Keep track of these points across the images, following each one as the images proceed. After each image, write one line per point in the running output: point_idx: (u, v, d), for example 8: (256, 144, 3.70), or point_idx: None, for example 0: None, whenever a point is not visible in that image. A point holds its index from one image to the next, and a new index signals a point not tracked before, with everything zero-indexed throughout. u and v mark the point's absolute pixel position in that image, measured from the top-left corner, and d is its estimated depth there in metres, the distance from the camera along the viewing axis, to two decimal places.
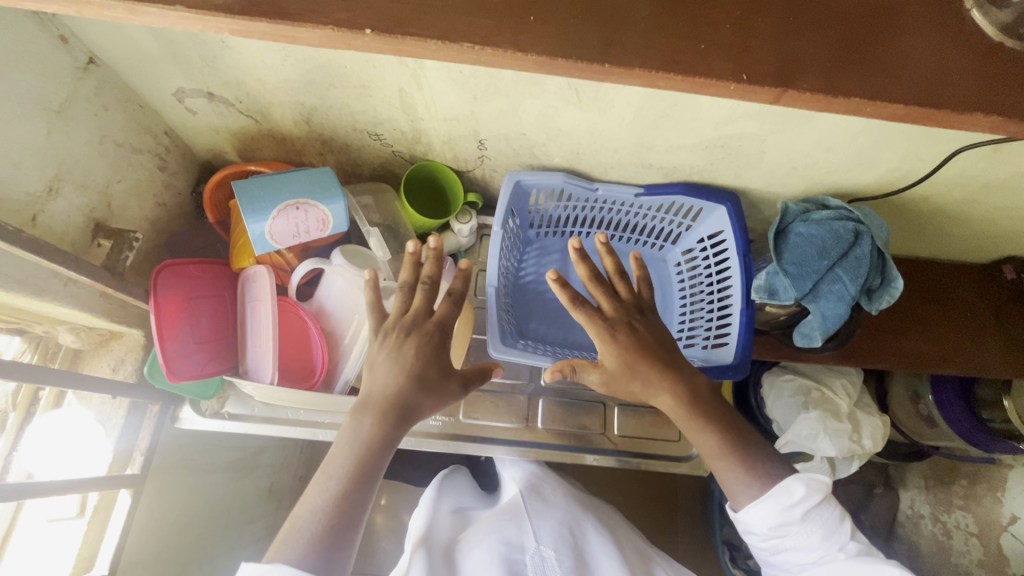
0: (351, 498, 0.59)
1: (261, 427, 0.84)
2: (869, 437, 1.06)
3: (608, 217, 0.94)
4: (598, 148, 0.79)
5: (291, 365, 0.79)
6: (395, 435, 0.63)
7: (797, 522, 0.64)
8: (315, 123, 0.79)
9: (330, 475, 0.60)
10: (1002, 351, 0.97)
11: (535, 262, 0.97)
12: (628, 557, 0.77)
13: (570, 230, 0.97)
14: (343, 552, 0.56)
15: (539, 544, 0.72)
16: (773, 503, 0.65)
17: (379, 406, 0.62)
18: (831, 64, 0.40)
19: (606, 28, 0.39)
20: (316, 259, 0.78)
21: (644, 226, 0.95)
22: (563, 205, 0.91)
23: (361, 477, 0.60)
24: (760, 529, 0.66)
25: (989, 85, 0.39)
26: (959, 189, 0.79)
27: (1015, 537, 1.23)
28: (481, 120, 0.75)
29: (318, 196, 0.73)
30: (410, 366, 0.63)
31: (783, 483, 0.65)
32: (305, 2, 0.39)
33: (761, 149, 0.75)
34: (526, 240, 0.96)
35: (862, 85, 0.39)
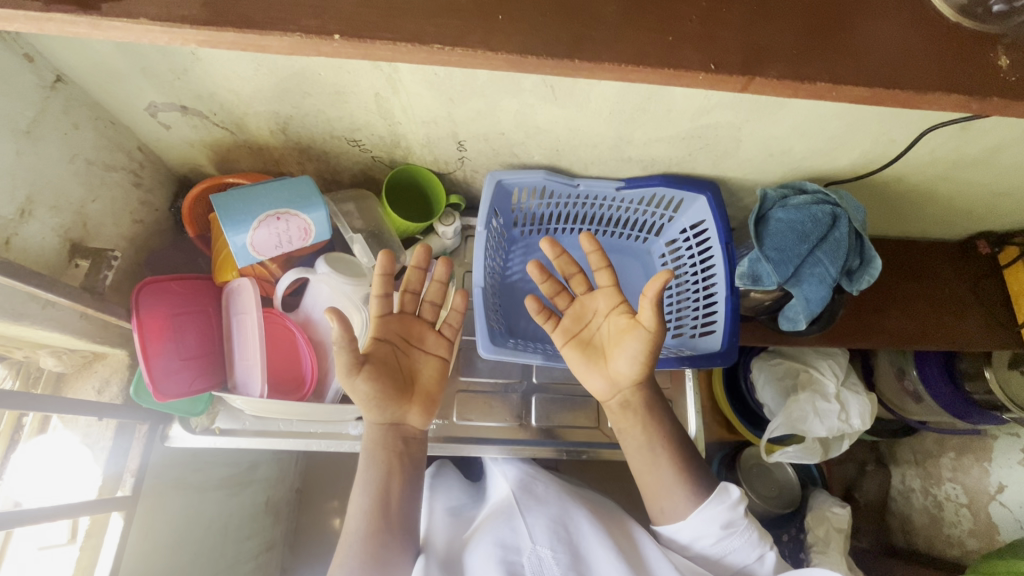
0: (382, 519, 0.70)
1: (253, 441, 0.82)
2: (856, 415, 1.07)
3: (591, 213, 0.95)
4: (577, 144, 0.80)
5: (280, 376, 0.78)
6: (404, 457, 0.73)
7: (736, 523, 0.72)
8: (292, 132, 0.79)
9: (356, 504, 0.70)
10: (980, 325, 1.00)
11: (520, 259, 0.97)
12: (622, 543, 0.76)
13: (554, 227, 0.97)
14: (391, 560, 0.68)
15: (534, 543, 0.72)
16: (720, 505, 0.71)
17: (382, 433, 0.72)
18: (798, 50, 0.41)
19: (576, 26, 0.40)
20: (300, 269, 0.78)
21: (627, 220, 0.96)
22: (545, 203, 0.92)
23: (383, 504, 0.70)
24: (709, 534, 0.71)
25: (951, 65, 0.41)
26: (930, 168, 0.80)
27: (1002, 505, 1.26)
28: (459, 121, 0.75)
29: (299, 205, 0.72)
30: (371, 392, 0.69)
31: (726, 487, 0.72)
32: (272, 8, 0.38)
33: (737, 137, 0.76)
34: (511, 239, 0.97)
35: (832, 69, 0.40)
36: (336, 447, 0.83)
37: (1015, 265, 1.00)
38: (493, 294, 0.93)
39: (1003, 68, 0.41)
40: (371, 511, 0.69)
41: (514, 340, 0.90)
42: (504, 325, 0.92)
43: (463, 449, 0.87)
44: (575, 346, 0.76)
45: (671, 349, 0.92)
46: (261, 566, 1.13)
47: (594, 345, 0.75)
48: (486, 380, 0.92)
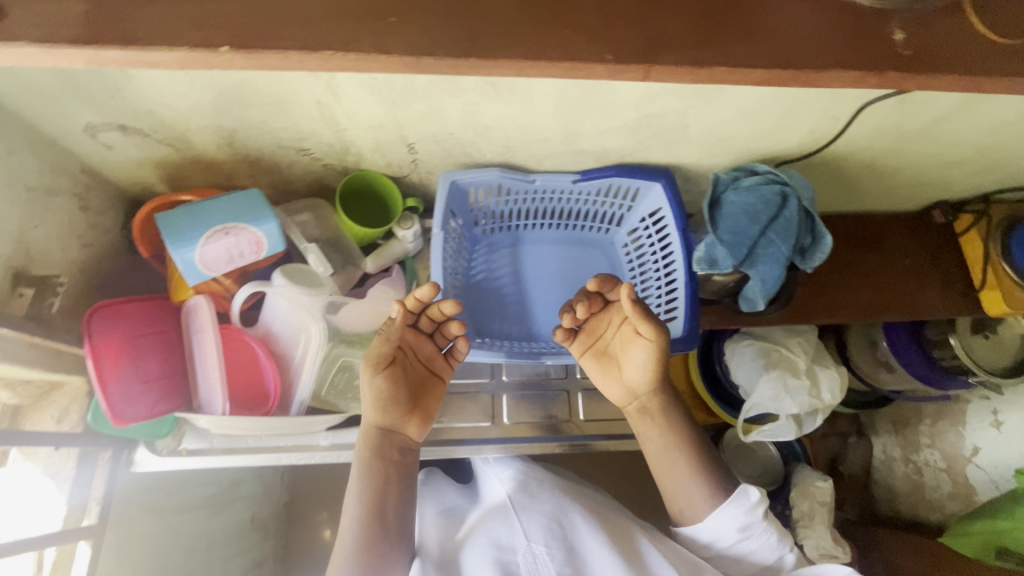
0: (376, 523, 0.72)
1: (223, 459, 0.82)
2: (827, 390, 1.09)
3: (551, 207, 0.95)
4: (528, 140, 0.80)
5: (242, 393, 0.77)
6: (397, 465, 0.76)
7: (756, 525, 0.74)
8: (239, 145, 0.77)
9: (350, 509, 0.73)
10: (940, 293, 1.02)
11: (484, 258, 0.97)
12: (619, 540, 0.74)
13: (516, 224, 0.97)
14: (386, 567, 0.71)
15: (529, 541, 0.70)
16: (737, 507, 0.73)
17: (379, 436, 0.76)
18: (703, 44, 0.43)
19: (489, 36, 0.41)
20: (257, 283, 0.77)
21: (587, 212, 0.96)
22: (504, 200, 0.92)
23: (375, 510, 0.73)
24: (726, 535, 0.74)
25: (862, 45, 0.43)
26: (878, 143, 0.82)
27: (978, 467, 1.30)
28: (406, 124, 0.74)
29: (247, 219, 0.71)
30: (381, 396, 0.74)
31: (745, 488, 0.75)
32: (158, 24, 0.40)
33: (685, 123, 0.76)
34: (473, 239, 0.96)
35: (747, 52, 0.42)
36: (307, 460, 0.83)
37: (970, 234, 1.02)
38: (458, 295, 0.93)
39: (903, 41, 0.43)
40: (364, 517, 0.72)
41: (481, 341, 0.91)
42: (471, 326, 0.92)
43: (439, 451, 0.87)
44: (592, 357, 0.80)
45: None
46: None
47: (610, 354, 0.80)
48: (456, 380, 0.92)
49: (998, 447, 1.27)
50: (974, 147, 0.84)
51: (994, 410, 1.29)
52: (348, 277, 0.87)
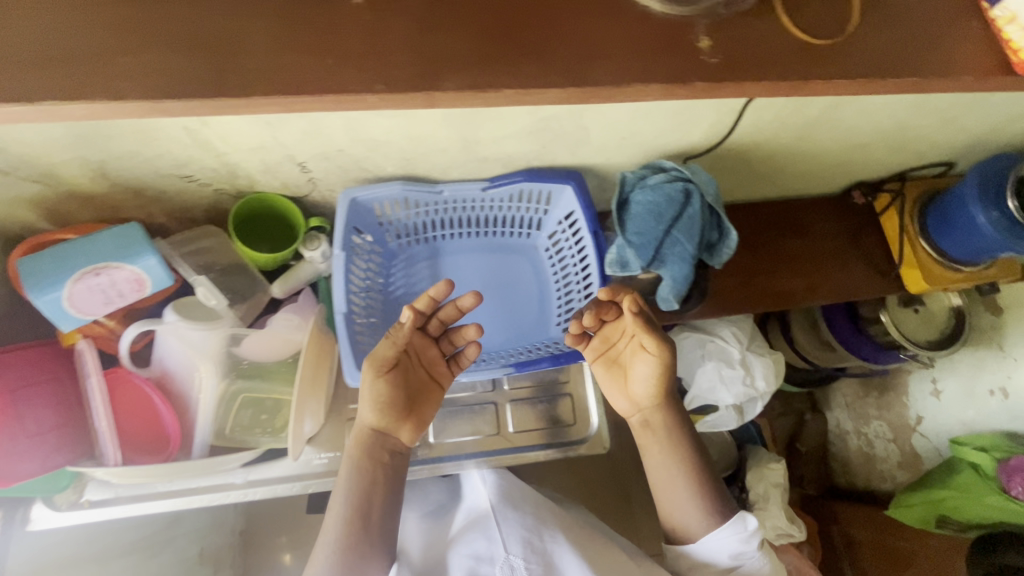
0: (360, 527, 0.72)
1: (130, 508, 0.78)
2: (762, 377, 1.09)
3: (466, 216, 0.92)
4: (426, 151, 0.77)
5: (140, 439, 0.74)
6: (386, 470, 0.76)
7: (748, 556, 0.76)
8: (114, 176, 0.73)
9: (336, 510, 0.73)
10: (863, 274, 1.03)
11: (403, 272, 0.94)
12: (595, 557, 0.77)
13: (434, 234, 0.94)
14: None
15: (508, 553, 0.72)
16: (732, 533, 0.76)
17: (372, 440, 0.75)
18: (535, 71, 0.48)
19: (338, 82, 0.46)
20: (146, 321, 0.72)
21: (504, 218, 0.94)
22: (414, 212, 0.89)
23: (360, 513, 0.73)
24: (716, 559, 0.76)
25: (661, 58, 0.49)
26: (783, 131, 0.81)
27: (923, 436, 1.32)
28: (290, 143, 0.70)
29: (123, 256, 0.66)
30: (379, 401, 0.73)
31: (742, 517, 0.77)
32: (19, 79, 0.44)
33: (583, 124, 0.74)
34: (390, 253, 0.93)
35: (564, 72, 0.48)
36: (221, 500, 0.80)
37: (887, 213, 1.03)
38: (374, 314, 0.89)
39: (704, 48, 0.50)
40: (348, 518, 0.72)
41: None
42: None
43: None
44: (603, 365, 0.81)
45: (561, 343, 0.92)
46: None
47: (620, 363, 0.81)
48: None
49: (940, 415, 1.28)
50: (877, 128, 0.84)
51: (933, 378, 1.29)
52: (256, 303, 0.84)
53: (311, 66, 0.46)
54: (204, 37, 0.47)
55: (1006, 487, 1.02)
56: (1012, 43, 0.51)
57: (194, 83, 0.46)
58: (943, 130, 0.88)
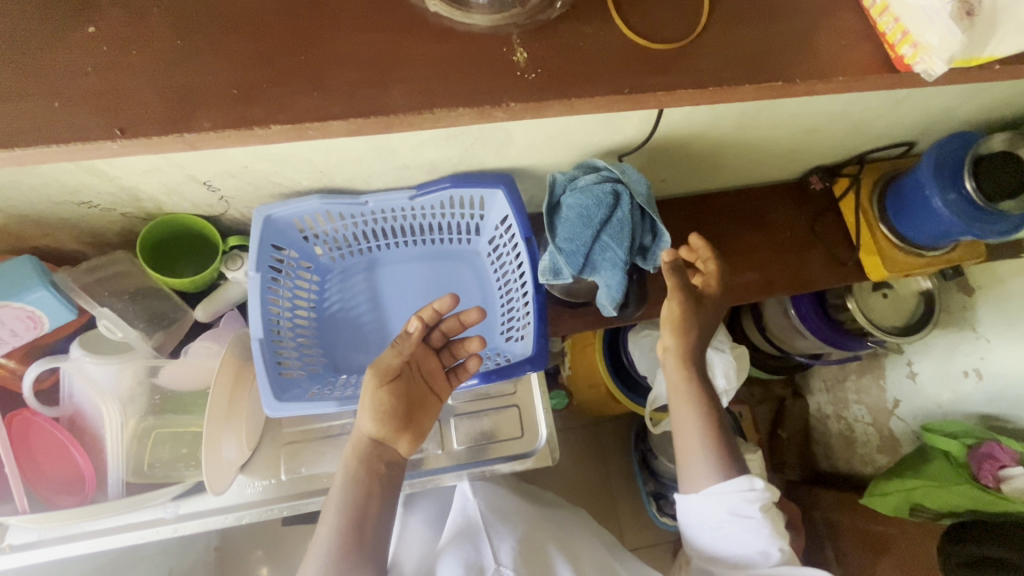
0: (354, 547, 0.63)
1: (57, 550, 0.73)
2: (721, 375, 1.07)
3: (399, 225, 0.88)
4: (340, 162, 0.72)
5: (57, 480, 0.70)
6: (381, 485, 0.67)
7: (750, 517, 0.69)
8: (5, 208, 0.68)
9: (326, 530, 0.63)
10: (823, 263, 0.98)
11: (337, 287, 0.89)
12: (585, 568, 0.80)
13: (368, 246, 0.90)
14: None
15: (498, 564, 0.74)
16: (735, 491, 0.69)
17: (368, 454, 0.67)
18: (373, 93, 0.45)
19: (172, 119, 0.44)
20: (47, 358, 0.68)
21: (440, 225, 0.89)
22: (342, 224, 0.84)
23: (356, 530, 0.64)
24: (713, 512, 0.70)
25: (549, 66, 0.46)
26: (721, 120, 0.76)
27: (900, 420, 1.29)
28: (185, 163, 0.66)
29: (9, 293, 0.62)
30: (379, 408, 0.66)
31: (753, 478, 0.70)
32: None
33: (502, 127, 0.69)
34: (322, 268, 0.89)
35: (418, 84, 0.45)
36: (152, 536, 0.74)
37: (846, 198, 0.99)
38: (305, 332, 0.85)
39: (519, 65, 0.46)
40: (341, 540, 0.63)
41: (333, 379, 0.84)
42: (326, 363, 0.86)
43: (303, 504, 0.78)
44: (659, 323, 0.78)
45: (502, 354, 0.87)
46: None
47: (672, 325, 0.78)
48: (318, 422, 0.82)
49: (915, 398, 1.24)
50: (821, 113, 0.79)
51: (909, 361, 1.26)
52: (176, 329, 0.80)
53: (86, 124, 0.43)
54: (45, 71, 0.43)
55: (977, 476, 0.99)
56: (888, 39, 0.48)
57: (26, 129, 0.42)
58: (894, 111, 0.83)
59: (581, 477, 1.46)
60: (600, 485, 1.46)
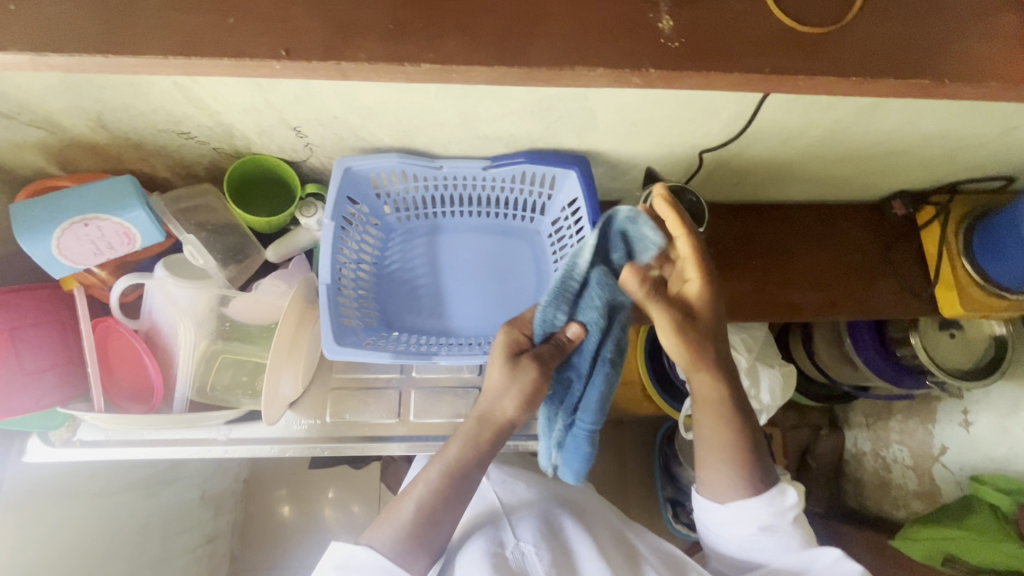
0: (442, 498, 0.68)
1: (117, 452, 0.79)
2: (766, 392, 1.05)
3: (467, 194, 0.89)
4: (423, 125, 0.74)
5: (130, 386, 0.76)
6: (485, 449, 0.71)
7: (781, 528, 0.70)
8: (113, 127, 0.73)
9: (425, 480, 0.69)
10: (893, 290, 0.94)
11: (400, 247, 0.92)
12: (603, 543, 0.79)
13: (434, 211, 0.92)
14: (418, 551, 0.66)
15: (519, 540, 0.75)
16: (768, 505, 0.69)
17: (487, 421, 0.70)
18: (509, 48, 0.44)
19: (329, 50, 0.44)
20: (136, 275, 0.73)
21: (506, 200, 0.90)
22: (414, 186, 0.87)
23: (452, 488, 0.69)
24: (745, 525, 0.70)
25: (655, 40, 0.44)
26: (812, 128, 0.74)
27: (944, 467, 1.23)
28: (282, 106, 0.69)
29: (109, 207, 0.67)
30: (513, 384, 0.68)
31: (785, 489, 0.71)
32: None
33: (588, 107, 0.69)
34: (387, 227, 0.92)
35: (542, 46, 0.44)
36: (203, 454, 0.79)
37: (930, 227, 0.94)
38: (365, 286, 0.88)
39: (668, 30, 0.45)
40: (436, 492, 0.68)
41: (386, 335, 0.87)
42: (381, 319, 0.88)
43: (344, 448, 0.81)
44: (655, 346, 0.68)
45: None
46: (200, 558, 1.26)
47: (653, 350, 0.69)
48: (365, 372, 0.85)
49: (967, 448, 1.18)
50: (919, 134, 0.76)
51: (965, 409, 1.20)
52: (248, 265, 0.84)
53: (256, 42, 0.44)
54: None
55: None
56: None
57: (152, 34, 0.43)
58: (998, 141, 0.79)
59: (598, 472, 1.46)
60: (617, 483, 1.46)
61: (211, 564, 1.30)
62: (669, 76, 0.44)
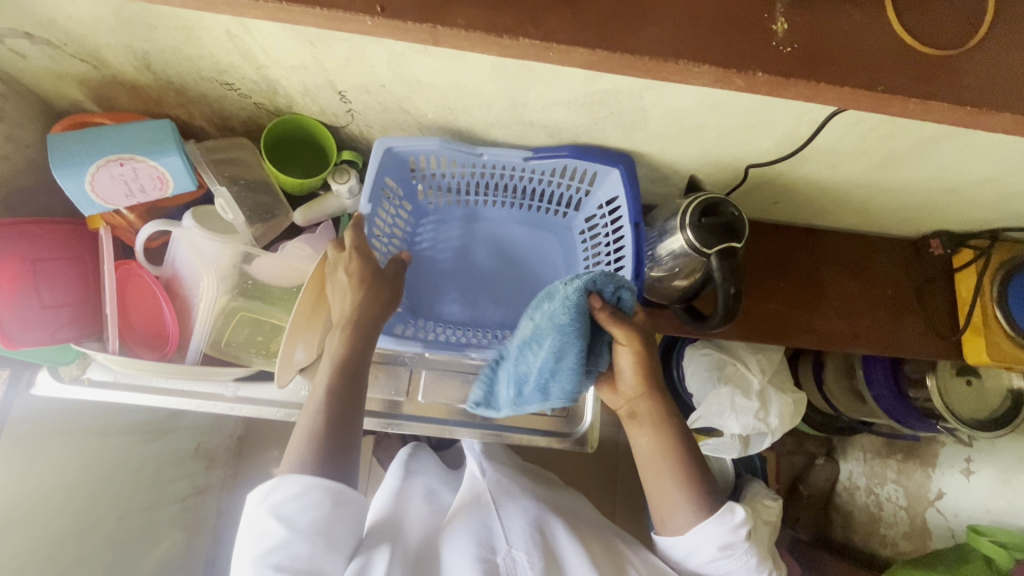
0: (339, 400, 0.66)
1: (123, 395, 0.79)
2: (776, 415, 1.03)
3: (501, 182, 0.88)
4: (469, 104, 0.72)
5: (145, 333, 0.76)
6: (359, 336, 0.69)
7: (742, 549, 0.72)
8: (157, 69, 0.71)
9: (316, 389, 0.67)
10: (919, 330, 0.93)
11: (430, 229, 0.91)
12: (595, 555, 0.77)
13: (468, 196, 0.91)
14: (338, 462, 0.64)
15: (510, 546, 0.73)
16: (719, 526, 0.70)
17: (346, 318, 0.69)
18: (592, 27, 0.42)
19: (424, 10, 0.42)
20: (162, 222, 0.73)
21: (541, 192, 0.89)
22: (450, 170, 0.86)
23: (343, 390, 0.67)
24: (703, 550, 0.72)
25: (744, 39, 0.42)
26: (865, 156, 0.72)
27: (939, 512, 1.22)
28: (330, 68, 0.67)
29: (145, 150, 0.65)
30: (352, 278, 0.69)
31: (739, 510, 0.71)
32: None
33: (642, 107, 0.68)
34: (418, 208, 0.91)
35: (633, 31, 0.42)
36: (209, 407, 0.79)
37: (966, 271, 0.92)
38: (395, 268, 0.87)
39: (778, 34, 0.42)
40: (334, 396, 0.66)
41: (412, 321, 0.86)
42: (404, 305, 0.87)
43: None
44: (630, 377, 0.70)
45: None
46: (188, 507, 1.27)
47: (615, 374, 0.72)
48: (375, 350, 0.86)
49: (964, 497, 1.17)
50: (973, 176, 0.74)
51: (967, 457, 1.18)
52: (275, 225, 0.83)
53: None
54: None
55: None
56: None
57: None
58: None
59: (589, 473, 1.46)
60: (607, 487, 1.45)
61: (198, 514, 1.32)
62: (745, 82, 0.42)
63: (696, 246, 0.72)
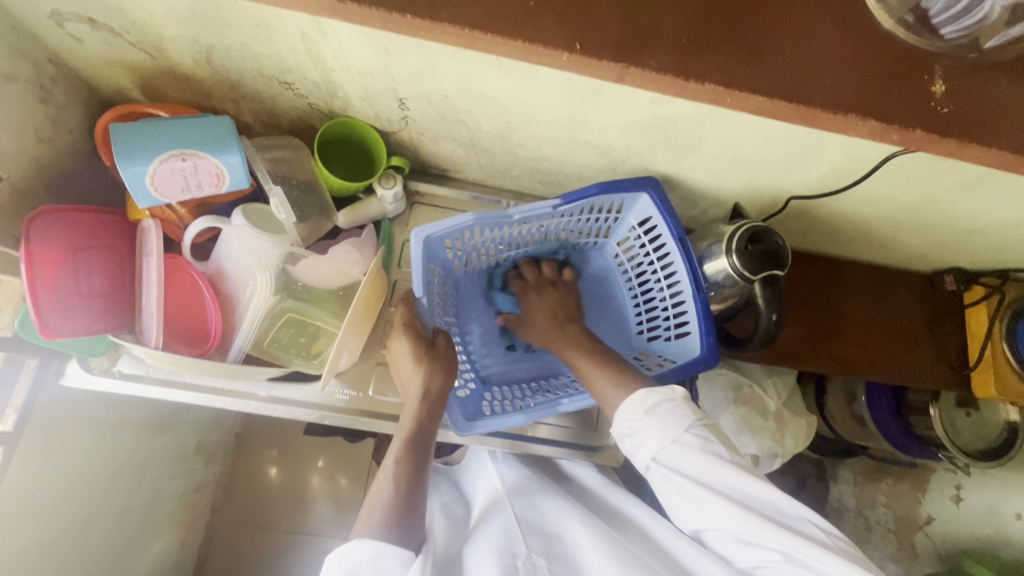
0: (410, 470, 0.71)
1: (154, 389, 0.78)
2: (790, 438, 1.06)
3: (535, 232, 0.90)
4: (528, 120, 0.73)
5: (186, 329, 0.75)
6: (427, 409, 0.74)
7: (677, 430, 0.66)
8: (218, 64, 0.71)
9: (388, 462, 0.72)
10: (931, 361, 0.97)
11: (471, 307, 0.95)
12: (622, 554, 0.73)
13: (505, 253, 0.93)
14: (411, 524, 0.68)
15: (531, 551, 0.70)
16: (630, 403, 0.70)
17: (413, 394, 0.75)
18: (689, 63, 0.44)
19: (620, 49, 0.44)
20: (212, 218, 0.72)
21: (570, 229, 0.91)
22: (484, 236, 0.86)
23: (412, 462, 0.72)
24: (621, 430, 0.71)
25: (833, 85, 0.44)
26: (900, 194, 0.76)
27: (928, 537, 1.25)
28: (398, 76, 0.68)
29: (209, 147, 0.65)
30: (413, 354, 0.76)
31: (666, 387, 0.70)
32: None
33: (698, 134, 0.70)
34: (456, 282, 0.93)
35: (751, 77, 0.44)
36: (242, 406, 0.78)
37: (978, 306, 0.96)
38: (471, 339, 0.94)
39: (936, 95, 0.45)
40: (405, 467, 0.71)
41: (488, 394, 0.91)
42: (475, 377, 0.92)
43: (375, 425, 0.80)
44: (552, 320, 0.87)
45: (656, 356, 0.91)
46: (184, 505, 1.24)
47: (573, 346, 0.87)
48: None
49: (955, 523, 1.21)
50: (998, 219, 0.78)
51: (957, 484, 1.22)
52: (317, 227, 0.82)
53: (557, 29, 0.43)
54: None
55: None
56: None
57: None
58: None
59: None
60: None
61: (194, 512, 1.29)
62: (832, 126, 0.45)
63: (741, 272, 0.75)
